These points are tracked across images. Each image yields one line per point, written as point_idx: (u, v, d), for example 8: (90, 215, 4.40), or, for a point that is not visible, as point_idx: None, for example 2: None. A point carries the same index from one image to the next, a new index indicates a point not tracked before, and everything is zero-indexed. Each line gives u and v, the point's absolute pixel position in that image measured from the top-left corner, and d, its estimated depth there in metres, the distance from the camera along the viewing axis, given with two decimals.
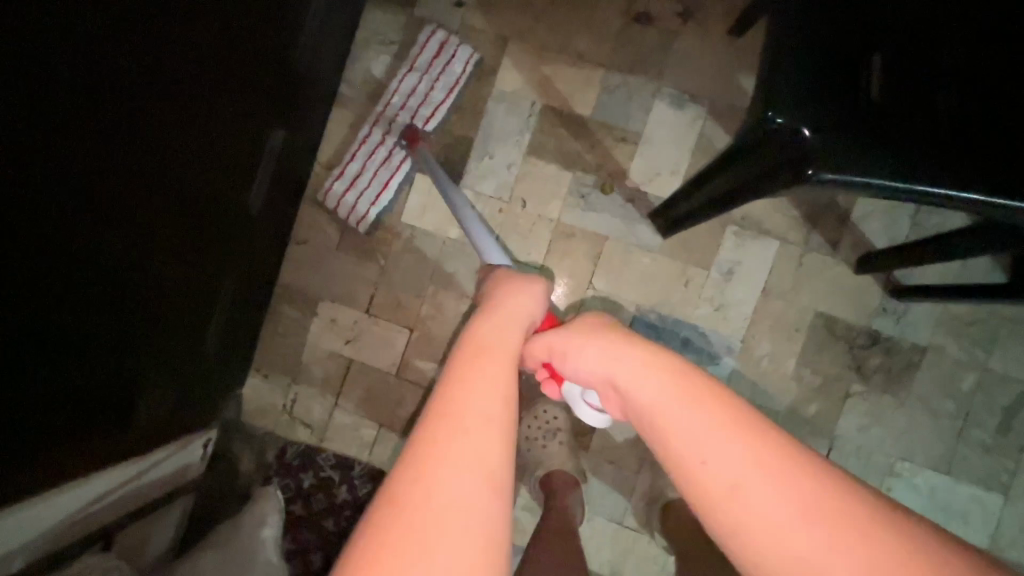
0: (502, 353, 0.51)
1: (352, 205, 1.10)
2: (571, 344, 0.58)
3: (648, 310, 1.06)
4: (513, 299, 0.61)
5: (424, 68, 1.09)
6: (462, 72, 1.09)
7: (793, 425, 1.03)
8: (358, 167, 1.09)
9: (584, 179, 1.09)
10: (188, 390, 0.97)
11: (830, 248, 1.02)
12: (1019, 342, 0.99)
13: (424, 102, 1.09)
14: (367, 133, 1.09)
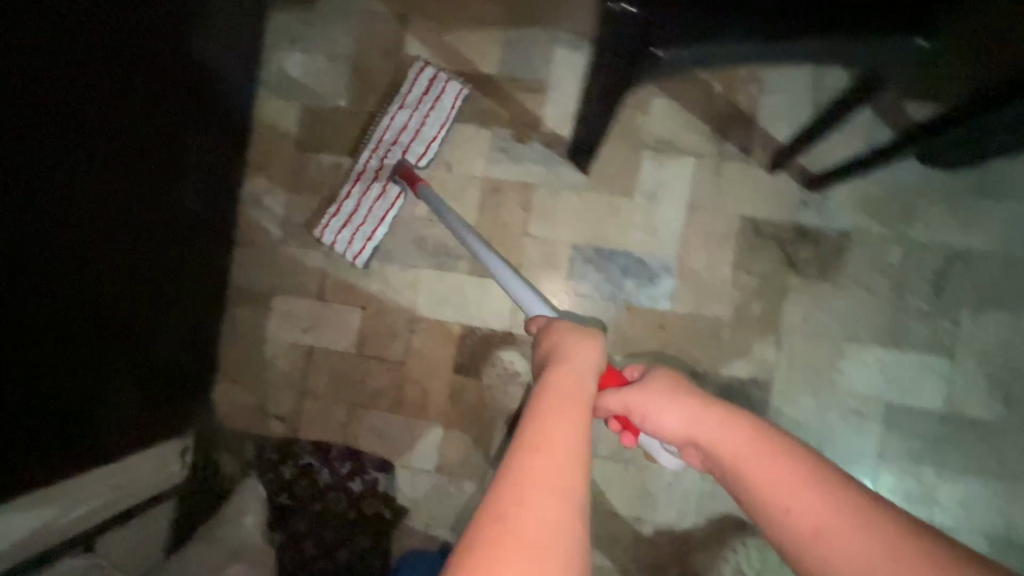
0: (580, 400, 0.50)
1: (348, 241, 1.12)
2: (648, 401, 0.61)
3: (583, 246, 1.10)
4: (583, 343, 0.60)
5: (415, 104, 1.10)
6: (452, 106, 1.10)
7: (740, 327, 1.06)
8: (354, 203, 1.10)
9: (502, 133, 1.13)
10: (153, 388, 1.01)
11: (743, 154, 1.06)
12: (935, 208, 1.02)
13: (416, 137, 1.10)
14: (362, 168, 1.10)
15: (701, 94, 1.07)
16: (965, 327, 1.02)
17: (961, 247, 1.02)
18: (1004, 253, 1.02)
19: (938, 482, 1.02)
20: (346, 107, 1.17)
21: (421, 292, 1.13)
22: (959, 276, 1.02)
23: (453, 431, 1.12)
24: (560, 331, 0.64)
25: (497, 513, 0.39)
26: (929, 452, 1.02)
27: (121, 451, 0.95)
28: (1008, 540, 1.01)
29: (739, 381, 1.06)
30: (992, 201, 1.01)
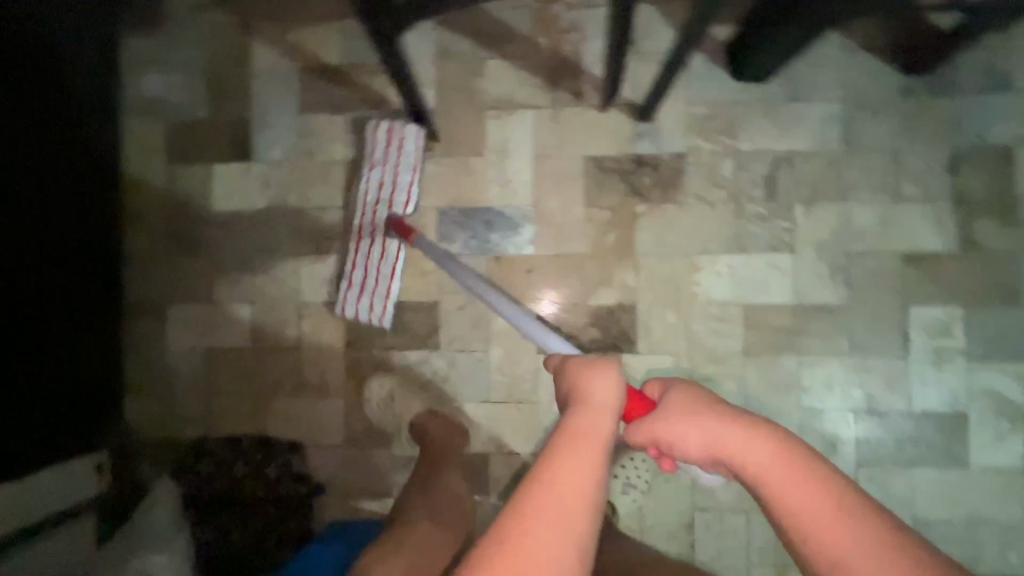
0: (592, 439, 0.56)
1: (366, 307, 1.12)
2: (671, 427, 0.65)
3: (446, 209, 1.17)
4: (600, 378, 0.61)
5: (382, 158, 1.10)
6: (417, 147, 1.10)
7: (600, 258, 1.14)
8: (361, 271, 1.11)
9: (355, 116, 1.19)
10: (72, 399, 1.07)
11: (576, 100, 1.15)
12: (755, 119, 1.11)
13: (395, 189, 1.10)
14: (357, 237, 1.10)
15: (529, 50, 1.15)
16: (801, 222, 1.10)
17: (784, 150, 1.11)
18: (823, 149, 1.10)
19: (800, 369, 1.10)
20: (207, 117, 1.22)
21: (304, 278, 1.19)
22: (787, 177, 1.11)
23: (355, 404, 1.17)
24: (575, 363, 0.65)
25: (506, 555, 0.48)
26: (788, 343, 1.10)
27: (38, 463, 1.00)
28: (870, 410, 1.09)
29: (608, 308, 1.13)
30: (804, 104, 1.10)
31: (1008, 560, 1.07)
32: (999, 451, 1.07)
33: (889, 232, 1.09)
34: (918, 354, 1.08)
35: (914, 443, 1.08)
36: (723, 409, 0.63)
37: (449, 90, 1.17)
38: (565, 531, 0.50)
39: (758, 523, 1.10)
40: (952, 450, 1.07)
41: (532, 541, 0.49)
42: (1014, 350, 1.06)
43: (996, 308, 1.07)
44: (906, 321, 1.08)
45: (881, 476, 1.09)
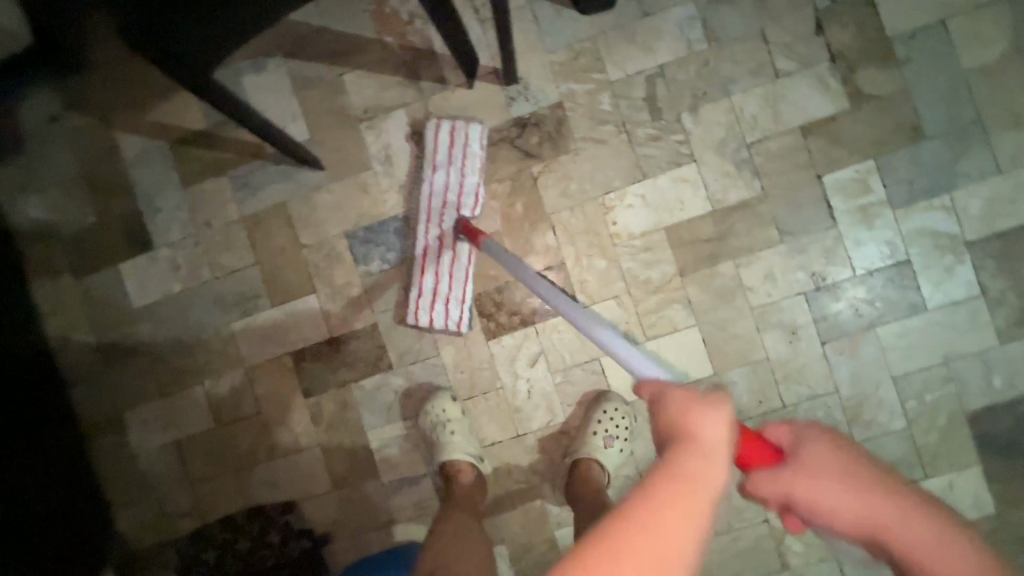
0: (693, 502, 0.38)
1: (441, 313, 1.11)
2: (809, 490, 0.50)
3: (354, 232, 1.16)
4: (710, 418, 0.44)
5: (448, 160, 1.10)
6: (481, 148, 1.11)
7: (515, 228, 1.13)
8: (432, 277, 1.11)
9: (237, 172, 1.18)
10: (55, 527, 1.06)
11: (442, 84, 1.13)
12: (616, 46, 1.10)
13: (462, 192, 1.10)
14: (425, 242, 1.10)
15: (381, 53, 1.14)
16: (692, 130, 1.09)
17: (654, 66, 1.09)
18: (691, 52, 1.09)
19: (740, 271, 1.09)
20: (99, 220, 1.21)
21: (243, 343, 1.19)
22: (665, 91, 1.10)
23: (332, 447, 1.17)
24: (682, 394, 0.47)
25: None
26: (719, 249, 1.09)
27: None
28: (819, 287, 1.08)
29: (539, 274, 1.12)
30: (658, 15, 1.09)
31: (996, 386, 1.06)
32: (953, 284, 1.06)
33: (780, 111, 1.08)
34: (845, 218, 1.07)
35: (870, 304, 1.08)
36: (882, 478, 0.48)
37: (319, 118, 1.16)
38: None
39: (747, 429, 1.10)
40: (908, 299, 1.07)
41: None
42: (934, 183, 1.06)
43: (904, 150, 1.06)
44: (824, 190, 1.08)
45: (851, 346, 1.08)
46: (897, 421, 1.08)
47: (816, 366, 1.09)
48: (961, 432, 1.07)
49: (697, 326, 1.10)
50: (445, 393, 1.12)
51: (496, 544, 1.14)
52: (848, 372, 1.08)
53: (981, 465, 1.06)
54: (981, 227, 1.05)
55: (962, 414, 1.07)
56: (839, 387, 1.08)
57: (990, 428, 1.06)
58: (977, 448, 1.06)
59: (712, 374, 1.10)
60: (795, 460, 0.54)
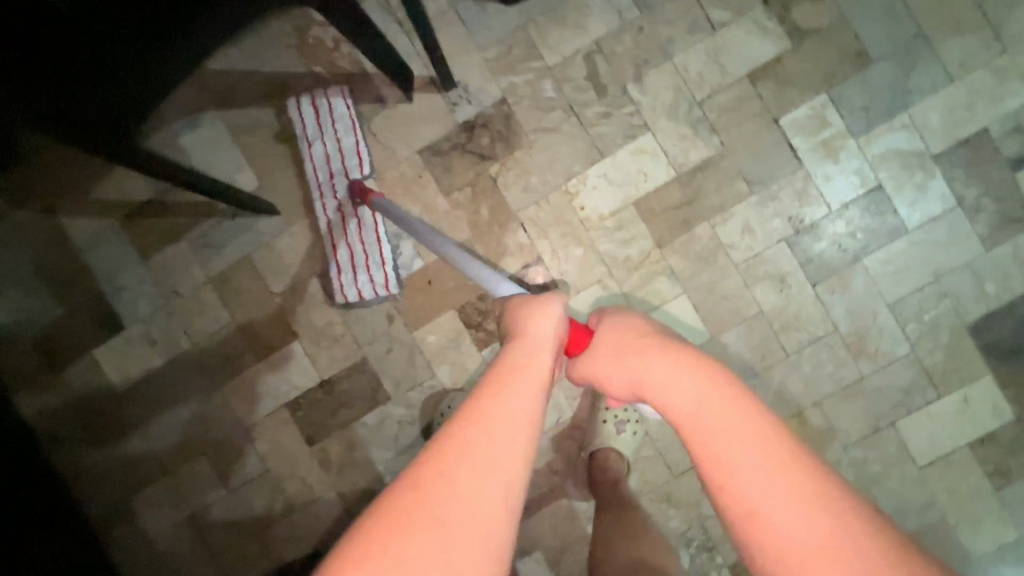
0: (526, 367, 0.50)
1: (368, 283, 1.09)
2: (599, 362, 0.62)
3: (323, 270, 1.13)
4: (538, 319, 0.59)
5: (318, 129, 1.09)
6: (347, 106, 1.09)
7: (484, 233, 1.11)
8: (346, 250, 1.09)
9: (194, 234, 1.15)
10: None
11: (381, 105, 1.11)
12: (548, 31, 1.07)
13: (344, 155, 1.09)
14: (326, 218, 1.09)
15: (314, 86, 1.11)
16: (641, 100, 1.07)
17: (590, 43, 1.07)
18: (624, 22, 1.07)
19: (716, 231, 1.07)
20: (66, 312, 1.17)
21: (237, 404, 1.16)
22: (606, 66, 1.07)
23: (348, 489, 1.15)
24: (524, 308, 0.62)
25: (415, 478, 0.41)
26: (692, 213, 1.07)
27: None
28: (799, 230, 1.06)
29: (517, 275, 1.10)
30: None
31: (991, 293, 1.05)
32: (928, 200, 1.05)
33: (724, 63, 1.06)
34: (809, 156, 1.06)
35: (852, 237, 1.06)
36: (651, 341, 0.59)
37: (264, 163, 1.13)
38: (493, 454, 0.42)
39: (757, 386, 1.08)
40: (888, 224, 1.06)
41: (458, 456, 0.42)
42: (889, 104, 1.04)
43: (853, 77, 1.05)
44: (783, 133, 1.06)
45: (842, 283, 1.07)
46: (900, 347, 1.07)
47: (811, 310, 1.07)
48: (965, 345, 1.06)
49: (685, 294, 1.08)
50: (461, 392, 1.11)
51: (530, 552, 1.13)
52: (844, 309, 1.07)
53: (992, 373, 1.06)
54: (944, 138, 1.04)
55: (962, 327, 1.06)
56: (838, 326, 1.07)
57: (993, 335, 1.05)
58: (985, 356, 1.06)
59: (709, 339, 1.08)
60: (598, 344, 0.65)
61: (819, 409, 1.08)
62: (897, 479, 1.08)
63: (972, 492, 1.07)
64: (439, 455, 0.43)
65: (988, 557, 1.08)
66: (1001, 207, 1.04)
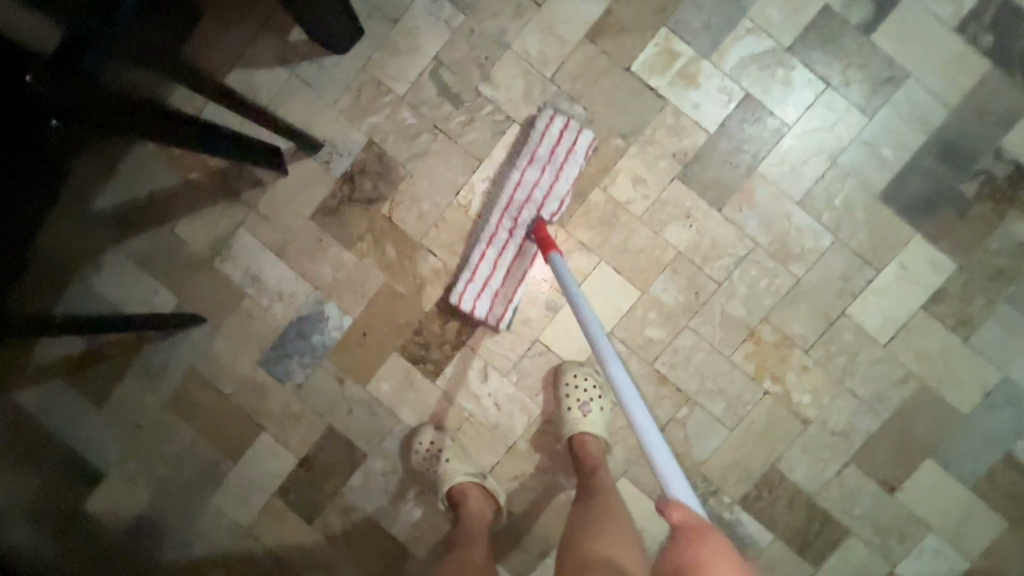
0: None
1: (490, 306, 1.07)
2: None
3: (265, 358, 1.16)
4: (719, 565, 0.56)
5: (547, 158, 1.04)
6: (584, 158, 1.05)
7: (398, 271, 1.12)
8: (488, 267, 1.06)
9: (137, 366, 1.18)
10: None
11: (262, 186, 1.13)
12: (387, 64, 1.10)
13: (549, 195, 1.04)
14: (493, 230, 1.05)
15: (195, 192, 1.14)
16: (496, 96, 1.09)
17: (429, 60, 1.09)
18: (454, 30, 1.08)
19: (609, 192, 1.08)
20: (46, 479, 1.19)
21: (230, 510, 1.18)
22: (452, 76, 1.09)
23: (360, 552, 1.17)
24: (720, 547, 0.58)
25: None
26: (582, 183, 1.08)
27: None
28: (687, 163, 1.07)
29: (442, 299, 1.12)
30: (406, 16, 1.09)
31: (890, 157, 1.05)
32: (797, 92, 1.05)
33: (560, 33, 1.07)
34: (671, 92, 1.06)
35: (740, 151, 1.06)
36: None
37: (175, 279, 1.15)
38: None
39: (703, 323, 1.09)
40: (769, 127, 1.06)
41: None
42: (728, 15, 1.05)
43: (685, 3, 1.05)
44: (639, 79, 1.07)
45: (746, 198, 1.07)
46: (824, 238, 1.07)
47: (726, 233, 1.08)
48: (884, 214, 1.06)
49: (603, 261, 1.09)
50: (430, 425, 1.12)
51: (548, 552, 1.14)
52: (757, 221, 1.07)
53: (918, 233, 1.06)
54: (792, 29, 1.04)
55: (874, 199, 1.06)
56: (758, 239, 1.07)
57: (905, 196, 1.06)
58: (905, 219, 1.06)
59: (642, 295, 1.09)
60: None
61: (769, 323, 1.08)
62: (868, 363, 1.08)
63: (943, 351, 1.07)
64: None
65: (981, 407, 1.07)
66: (867, 73, 1.04)
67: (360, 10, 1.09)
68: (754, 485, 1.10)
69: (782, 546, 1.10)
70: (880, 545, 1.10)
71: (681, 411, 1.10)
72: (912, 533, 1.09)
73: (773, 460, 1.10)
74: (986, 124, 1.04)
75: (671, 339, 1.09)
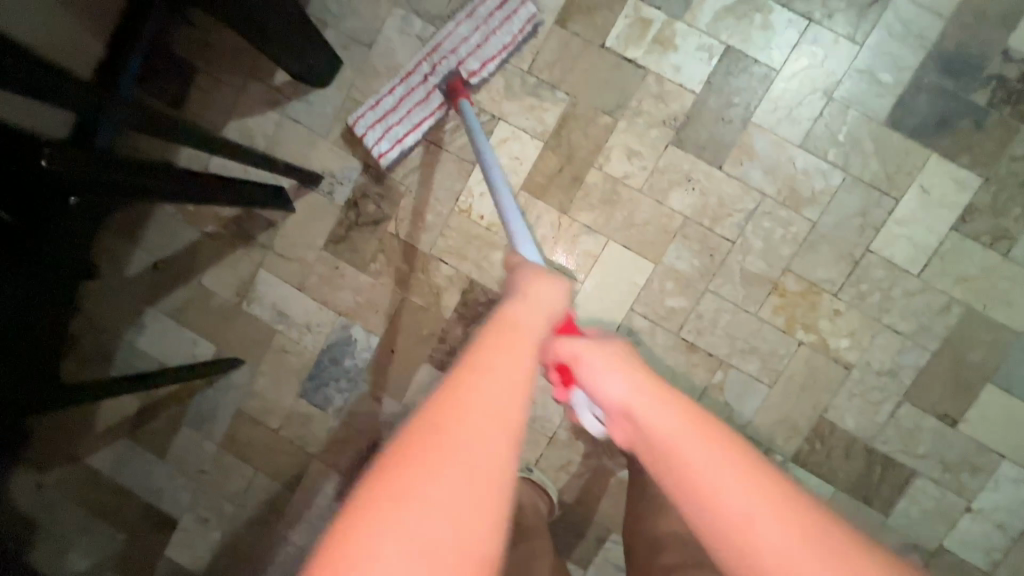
0: (518, 327, 0.45)
1: (380, 138, 1.09)
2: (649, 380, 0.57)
3: (304, 388, 1.20)
4: (546, 286, 0.53)
5: (484, 19, 1.05)
6: (519, 31, 1.05)
7: (414, 284, 1.15)
8: (389, 98, 1.08)
9: (191, 415, 1.25)
10: None
11: (274, 227, 1.18)
12: (370, 87, 1.13)
13: (474, 53, 1.05)
14: (412, 68, 1.08)
15: (214, 243, 1.20)
16: (478, 97, 1.10)
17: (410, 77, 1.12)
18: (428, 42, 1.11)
19: (605, 170, 1.08)
20: (128, 533, 1.27)
21: (296, 539, 1.23)
22: None
23: None
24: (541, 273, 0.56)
25: (378, 471, 0.36)
26: (577, 166, 1.08)
27: None
28: (679, 128, 1.06)
29: (460, 304, 1.14)
30: (379, 38, 1.12)
31: (890, 81, 1.01)
32: (780, 33, 1.02)
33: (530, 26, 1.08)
34: (650, 60, 1.06)
35: (731, 105, 1.04)
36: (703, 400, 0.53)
37: (211, 327, 1.21)
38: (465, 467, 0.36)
39: (723, 284, 1.07)
40: (757, 75, 1.03)
41: (433, 461, 0.36)
42: None
43: None
44: (616, 53, 1.06)
45: (746, 150, 1.05)
46: (834, 176, 1.03)
47: (732, 189, 1.06)
48: (894, 141, 1.02)
49: (611, 240, 1.08)
50: None
51: (606, 536, 1.14)
52: (761, 172, 1.05)
53: (934, 153, 1.01)
54: None
55: (881, 127, 1.02)
56: (765, 190, 1.05)
57: (914, 117, 1.01)
58: (917, 141, 1.01)
59: (655, 267, 1.08)
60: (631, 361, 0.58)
61: (792, 273, 1.06)
62: (904, 297, 1.04)
63: (984, 270, 1.02)
64: (414, 440, 0.37)
65: None
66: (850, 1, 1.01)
67: (336, 42, 1.13)
68: (806, 440, 1.07)
69: (845, 497, 1.07)
70: (951, 483, 1.05)
71: (716, 375, 1.08)
72: (983, 465, 1.04)
73: (821, 412, 1.07)
74: (988, 26, 0.99)
75: (693, 305, 1.08)
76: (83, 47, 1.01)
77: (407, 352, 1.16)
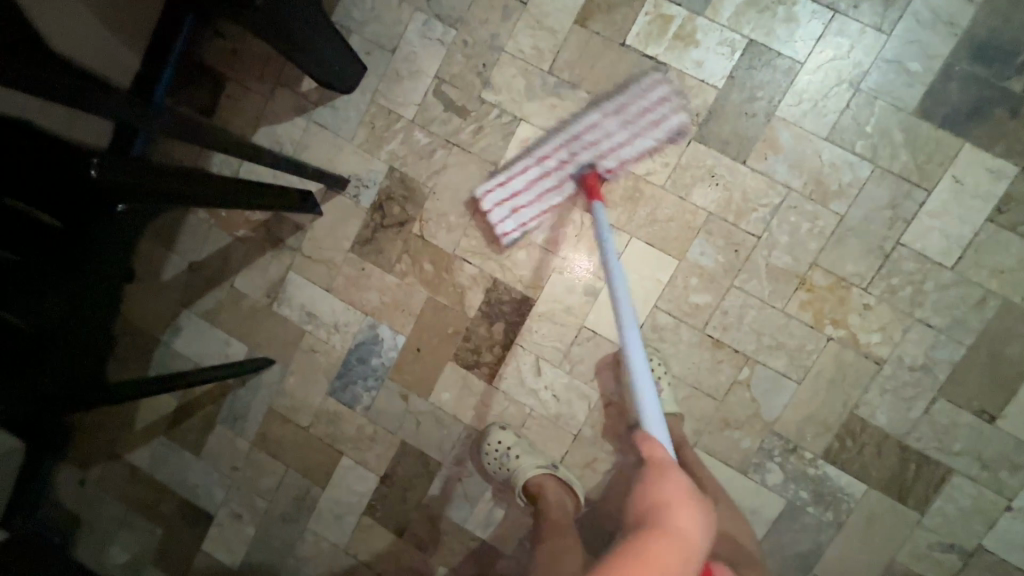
0: None
1: (507, 219, 1.11)
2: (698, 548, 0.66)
3: (332, 387, 1.23)
4: None
5: (632, 117, 1.05)
6: (664, 137, 1.05)
7: (438, 284, 1.17)
8: (521, 180, 1.09)
9: (224, 414, 1.29)
10: None
11: (302, 230, 1.21)
12: (393, 91, 1.15)
13: (615, 150, 1.05)
14: (550, 151, 1.08)
15: (245, 247, 1.24)
16: (499, 99, 1.12)
17: (432, 80, 1.14)
18: (449, 45, 1.13)
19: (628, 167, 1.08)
20: (165, 528, 1.31)
21: (326, 535, 1.26)
22: (455, 90, 1.13)
23: (450, 556, 1.21)
24: None
25: None
26: None
27: None
28: (701, 123, 1.05)
29: (484, 303, 1.16)
30: (402, 43, 1.14)
31: (919, 70, 0.99)
32: (804, 25, 1.01)
33: (550, 26, 1.09)
34: (671, 56, 1.05)
35: (754, 99, 1.04)
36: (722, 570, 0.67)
37: (242, 328, 1.25)
38: None
39: (749, 279, 1.06)
40: (781, 68, 1.02)
41: None
42: None
43: None
44: (637, 51, 1.07)
45: (770, 144, 1.04)
46: (862, 168, 1.02)
47: (756, 183, 1.05)
48: (924, 131, 1.00)
49: (634, 237, 1.08)
50: (494, 426, 1.15)
51: None
52: (786, 165, 1.04)
53: (967, 142, 0.99)
54: None
55: (910, 118, 1.00)
56: (790, 183, 1.04)
57: (945, 107, 0.99)
58: (949, 131, 0.99)
59: (679, 263, 1.08)
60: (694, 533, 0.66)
61: (819, 267, 1.04)
62: (937, 290, 1.01)
63: (1021, 262, 0.99)
64: None
65: None
66: None
67: (360, 48, 1.15)
68: (836, 436, 1.06)
69: (878, 495, 1.05)
70: (989, 481, 1.02)
71: (743, 371, 1.07)
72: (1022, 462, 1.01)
73: (851, 407, 1.05)
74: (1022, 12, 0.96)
75: (718, 301, 1.07)
76: (118, 58, 1.05)
77: (433, 352, 1.18)
